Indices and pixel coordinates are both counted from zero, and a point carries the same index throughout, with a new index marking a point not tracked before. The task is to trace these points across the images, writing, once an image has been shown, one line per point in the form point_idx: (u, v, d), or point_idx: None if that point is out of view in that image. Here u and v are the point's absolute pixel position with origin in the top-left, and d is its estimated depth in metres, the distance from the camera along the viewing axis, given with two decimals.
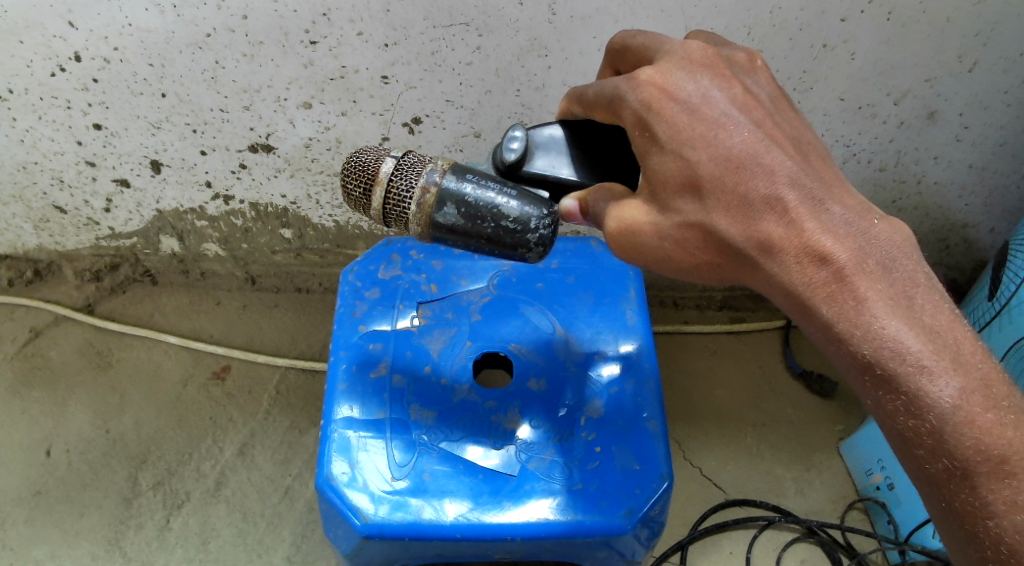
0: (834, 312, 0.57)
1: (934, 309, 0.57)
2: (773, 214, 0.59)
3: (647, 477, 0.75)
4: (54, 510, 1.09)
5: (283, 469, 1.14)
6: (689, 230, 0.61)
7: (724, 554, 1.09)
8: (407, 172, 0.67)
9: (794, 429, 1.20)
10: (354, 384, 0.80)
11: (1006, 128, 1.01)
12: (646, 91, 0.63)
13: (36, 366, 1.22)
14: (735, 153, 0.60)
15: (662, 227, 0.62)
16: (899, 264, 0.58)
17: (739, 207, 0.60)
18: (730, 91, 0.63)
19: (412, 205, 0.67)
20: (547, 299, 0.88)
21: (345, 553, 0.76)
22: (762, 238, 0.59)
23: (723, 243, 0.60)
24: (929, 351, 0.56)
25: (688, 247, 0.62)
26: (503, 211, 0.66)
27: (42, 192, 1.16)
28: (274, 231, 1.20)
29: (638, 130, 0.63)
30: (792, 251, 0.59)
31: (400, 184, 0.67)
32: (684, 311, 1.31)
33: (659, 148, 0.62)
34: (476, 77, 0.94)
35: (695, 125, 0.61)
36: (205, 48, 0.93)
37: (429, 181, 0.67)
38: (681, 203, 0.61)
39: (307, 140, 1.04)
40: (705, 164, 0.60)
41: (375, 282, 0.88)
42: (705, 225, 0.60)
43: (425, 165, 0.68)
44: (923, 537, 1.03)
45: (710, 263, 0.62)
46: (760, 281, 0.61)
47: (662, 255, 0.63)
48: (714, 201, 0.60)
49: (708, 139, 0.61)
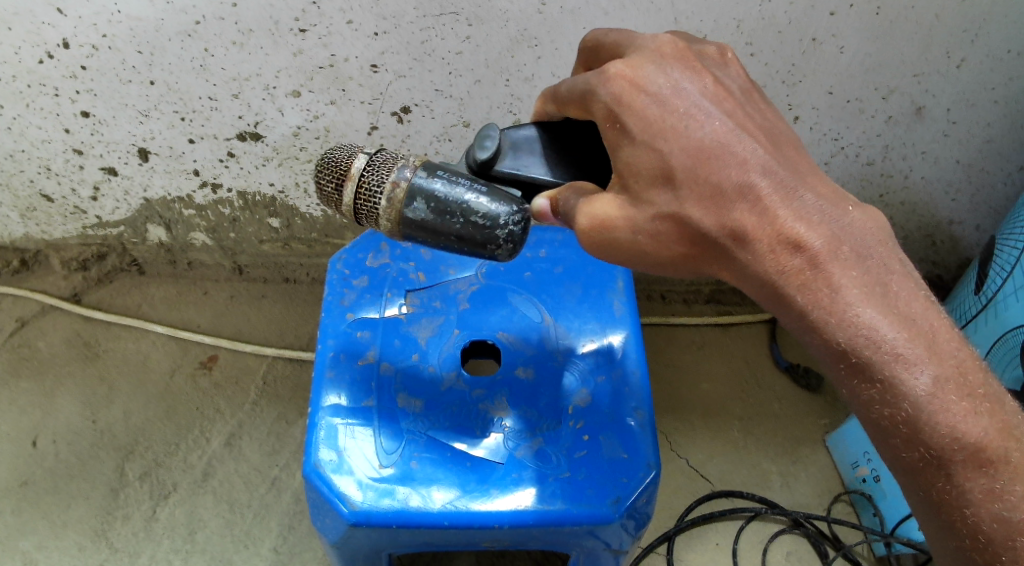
0: (807, 301, 0.57)
1: (909, 296, 0.58)
2: (746, 202, 0.59)
3: (634, 466, 0.75)
4: (40, 501, 1.09)
5: (270, 460, 1.13)
6: (664, 222, 0.61)
7: (711, 547, 1.09)
8: (379, 168, 0.68)
9: (779, 423, 1.21)
10: (342, 371, 0.80)
11: (992, 125, 1.02)
12: (616, 84, 0.62)
13: (22, 357, 1.21)
14: (705, 144, 0.60)
15: (638, 219, 0.62)
16: (873, 252, 0.59)
17: (711, 199, 0.60)
18: (701, 83, 0.63)
19: (382, 201, 0.67)
20: (535, 288, 0.88)
21: (332, 542, 0.76)
22: (735, 227, 0.59)
23: (697, 233, 0.60)
24: (904, 340, 0.56)
25: (663, 239, 0.61)
26: (471, 208, 0.66)
27: (29, 180, 1.15)
28: (262, 221, 1.20)
29: (610, 120, 0.63)
30: (764, 241, 0.59)
31: (371, 180, 0.67)
32: (671, 304, 1.32)
33: (630, 140, 0.62)
34: (467, 67, 0.94)
35: (666, 116, 0.61)
36: (194, 37, 0.92)
37: (399, 177, 0.67)
38: (653, 195, 0.61)
39: (296, 129, 1.04)
40: (676, 156, 0.60)
41: (363, 270, 0.88)
42: (678, 217, 0.60)
43: (397, 162, 0.68)
44: (907, 529, 1.03)
45: (685, 255, 0.62)
46: (735, 272, 0.61)
47: (638, 248, 0.62)
48: (689, 192, 0.60)
49: (679, 130, 0.61)
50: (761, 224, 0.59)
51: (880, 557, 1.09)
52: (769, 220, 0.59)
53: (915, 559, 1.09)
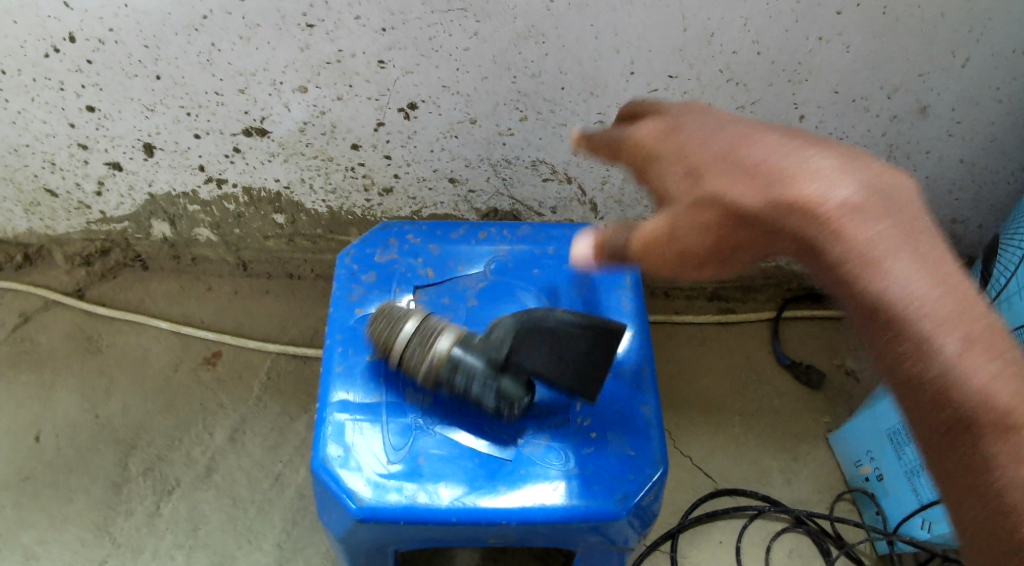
0: (841, 253, 0.51)
1: (938, 254, 0.51)
2: (761, 168, 0.53)
3: (642, 463, 0.76)
4: (42, 496, 1.09)
5: (273, 455, 1.13)
6: (692, 203, 0.54)
7: (714, 544, 1.10)
8: (389, 324, 0.79)
9: (782, 421, 1.21)
10: (350, 367, 0.80)
11: (997, 124, 1.02)
12: (631, 129, 0.63)
13: (23, 352, 1.21)
14: (710, 139, 0.57)
15: (670, 214, 0.56)
16: (899, 207, 0.52)
17: (736, 163, 0.54)
18: (708, 110, 0.63)
19: (410, 369, 0.78)
20: (544, 284, 0.88)
21: (338, 537, 0.77)
22: (756, 190, 0.53)
23: (726, 200, 0.53)
24: (936, 297, 0.50)
25: (686, 217, 0.55)
26: (487, 376, 0.76)
27: (33, 175, 1.15)
28: (267, 216, 1.19)
29: (642, 146, 0.62)
30: (795, 202, 0.52)
31: (397, 360, 0.78)
32: (674, 302, 1.31)
33: (657, 154, 0.60)
34: (473, 63, 0.94)
35: (672, 135, 0.60)
36: (201, 31, 0.92)
37: (413, 354, 0.77)
38: (682, 184, 0.56)
39: (301, 124, 1.04)
40: (704, 148, 0.57)
41: (372, 265, 0.88)
42: (706, 192, 0.54)
43: (402, 316, 0.80)
44: (910, 528, 1.03)
45: (724, 241, 0.54)
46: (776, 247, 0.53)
47: (677, 241, 0.55)
48: (713, 162, 0.55)
49: (687, 137, 0.59)
50: (781, 183, 0.52)
51: (881, 556, 1.10)
52: (789, 178, 0.52)
53: (916, 557, 1.10)
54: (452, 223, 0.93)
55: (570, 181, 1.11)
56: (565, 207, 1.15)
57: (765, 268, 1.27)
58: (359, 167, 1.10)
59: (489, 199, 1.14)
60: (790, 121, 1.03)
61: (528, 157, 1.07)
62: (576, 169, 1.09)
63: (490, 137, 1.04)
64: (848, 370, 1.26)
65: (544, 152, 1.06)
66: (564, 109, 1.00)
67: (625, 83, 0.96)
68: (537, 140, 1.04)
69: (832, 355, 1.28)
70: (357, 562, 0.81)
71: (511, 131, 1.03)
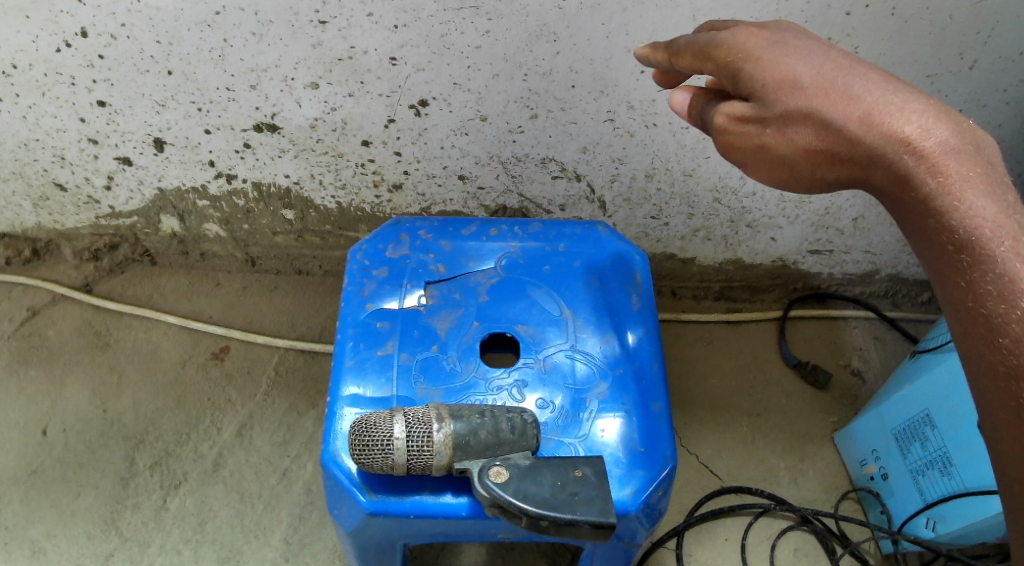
0: (933, 186, 0.57)
1: (1010, 191, 0.57)
2: (863, 103, 0.59)
3: (652, 459, 0.76)
4: (50, 490, 1.09)
5: (281, 450, 1.14)
6: (790, 122, 0.60)
7: (720, 542, 1.10)
8: (367, 433, 0.71)
9: (787, 420, 1.21)
10: (361, 360, 0.80)
11: (1004, 126, 1.03)
12: (720, 40, 0.65)
13: (31, 346, 1.22)
14: (815, 64, 0.61)
15: (762, 125, 0.62)
16: (982, 149, 0.58)
17: (838, 93, 0.60)
18: (800, 35, 0.65)
19: (407, 459, 0.70)
20: (554, 281, 0.88)
21: (348, 531, 0.77)
22: (859, 116, 0.59)
23: (826, 124, 0.59)
24: (1005, 224, 0.55)
25: (789, 132, 0.61)
26: (490, 476, 0.69)
27: (43, 169, 1.15)
28: (276, 213, 1.20)
29: (736, 54, 0.63)
30: (895, 137, 0.58)
31: (387, 456, 0.70)
32: (681, 300, 1.32)
33: (755, 61, 0.62)
34: (485, 61, 0.95)
35: (774, 47, 0.63)
36: (213, 27, 0.93)
37: (396, 440, 0.70)
38: (777, 94, 0.61)
39: (312, 121, 1.04)
40: (805, 68, 0.61)
41: (383, 261, 0.88)
42: (807, 111, 0.60)
43: (370, 424, 0.71)
44: (915, 526, 1.04)
45: (822, 162, 0.61)
46: (874, 174, 0.60)
47: (773, 155, 0.62)
48: (813, 86, 0.60)
49: (790, 54, 0.62)
50: (877, 118, 0.59)
51: (886, 555, 1.10)
52: (883, 115, 0.59)
53: (921, 557, 1.10)
54: (463, 220, 0.93)
55: (579, 179, 1.11)
56: (574, 205, 1.16)
57: (772, 267, 1.27)
58: (369, 164, 1.10)
59: (498, 196, 1.15)
60: None
61: (538, 155, 1.08)
62: (585, 167, 1.09)
63: (500, 134, 1.05)
64: (854, 370, 1.27)
65: (554, 150, 1.07)
66: (574, 108, 1.00)
67: (635, 82, 0.96)
68: (547, 138, 1.05)
69: (837, 355, 1.29)
70: (365, 555, 0.81)
71: (520, 129, 1.04)
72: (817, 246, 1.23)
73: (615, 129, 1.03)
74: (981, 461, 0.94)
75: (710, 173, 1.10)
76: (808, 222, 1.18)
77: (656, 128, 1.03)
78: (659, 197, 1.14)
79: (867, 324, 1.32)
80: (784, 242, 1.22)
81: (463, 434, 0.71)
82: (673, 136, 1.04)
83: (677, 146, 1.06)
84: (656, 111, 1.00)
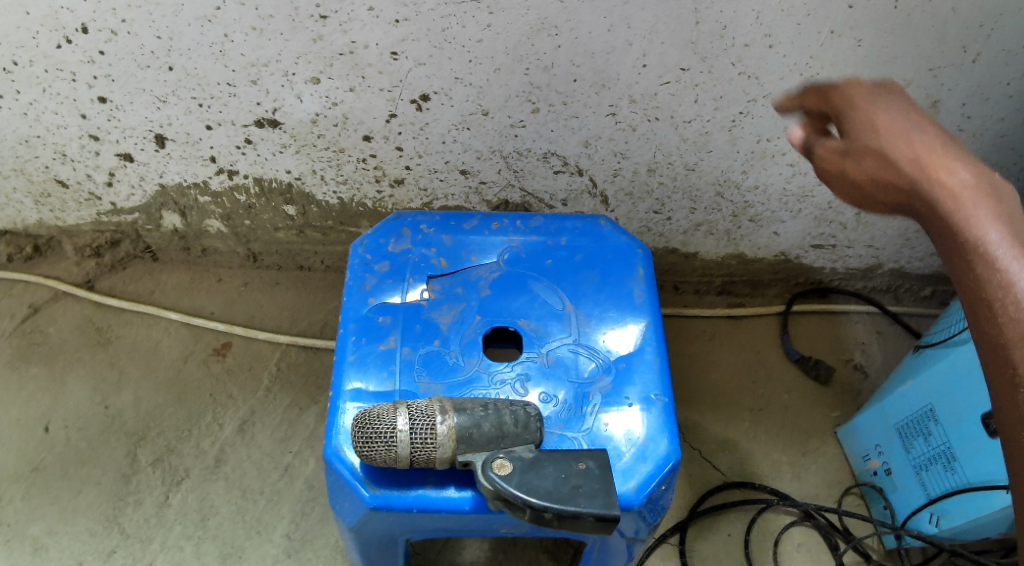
0: (953, 214, 0.57)
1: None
2: (914, 144, 0.62)
3: (655, 453, 0.76)
4: (52, 486, 1.09)
5: (283, 446, 1.14)
6: (861, 154, 0.64)
7: (722, 537, 1.10)
8: (370, 425, 0.71)
9: (790, 415, 1.21)
10: (363, 355, 0.80)
11: (1006, 120, 1.02)
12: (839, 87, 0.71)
13: (33, 343, 1.22)
14: (893, 113, 0.65)
15: (839, 149, 0.66)
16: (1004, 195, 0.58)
17: (901, 135, 0.63)
18: (901, 92, 0.69)
19: (410, 451, 0.70)
20: (556, 276, 0.88)
21: (349, 526, 0.77)
22: (910, 155, 0.61)
23: (885, 158, 0.62)
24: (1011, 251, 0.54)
25: (855, 164, 0.64)
26: (492, 468, 0.69)
27: (44, 166, 1.15)
28: (278, 208, 1.20)
29: (846, 96, 0.69)
30: (937, 173, 0.59)
31: (390, 448, 0.70)
32: (683, 295, 1.32)
33: (855, 103, 0.67)
34: (487, 55, 0.95)
35: (873, 96, 0.68)
36: (214, 22, 0.92)
37: (399, 432, 0.70)
38: (858, 129, 0.65)
39: (314, 116, 1.04)
40: (887, 116, 0.65)
41: (384, 255, 0.88)
42: (874, 147, 0.63)
43: (374, 417, 0.72)
44: (919, 521, 1.04)
45: (875, 193, 0.63)
46: (909, 206, 0.60)
47: (838, 179, 0.65)
48: (888, 126, 0.64)
49: (881, 102, 0.66)
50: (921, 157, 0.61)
51: (889, 551, 1.10)
52: (928, 154, 0.61)
53: (924, 553, 1.10)
54: (464, 214, 0.93)
55: (581, 174, 1.11)
56: (575, 199, 1.15)
57: (774, 261, 1.27)
58: (371, 159, 1.10)
59: (499, 191, 1.14)
60: None
61: (539, 149, 1.07)
62: (587, 161, 1.09)
63: (502, 129, 1.04)
64: (857, 365, 1.27)
65: (555, 144, 1.06)
66: (576, 102, 1.00)
67: (637, 76, 0.96)
68: (549, 132, 1.05)
69: (840, 350, 1.28)
70: (368, 551, 0.81)
71: (522, 123, 1.03)
72: (820, 240, 1.22)
73: (617, 123, 1.03)
74: (985, 455, 0.94)
75: (712, 168, 1.10)
76: (811, 216, 1.18)
77: (657, 122, 1.03)
78: (661, 191, 1.14)
79: (870, 319, 1.31)
80: (787, 236, 1.22)
81: (468, 425, 0.71)
82: (675, 129, 1.04)
83: (679, 140, 1.05)
84: (658, 104, 1.00)
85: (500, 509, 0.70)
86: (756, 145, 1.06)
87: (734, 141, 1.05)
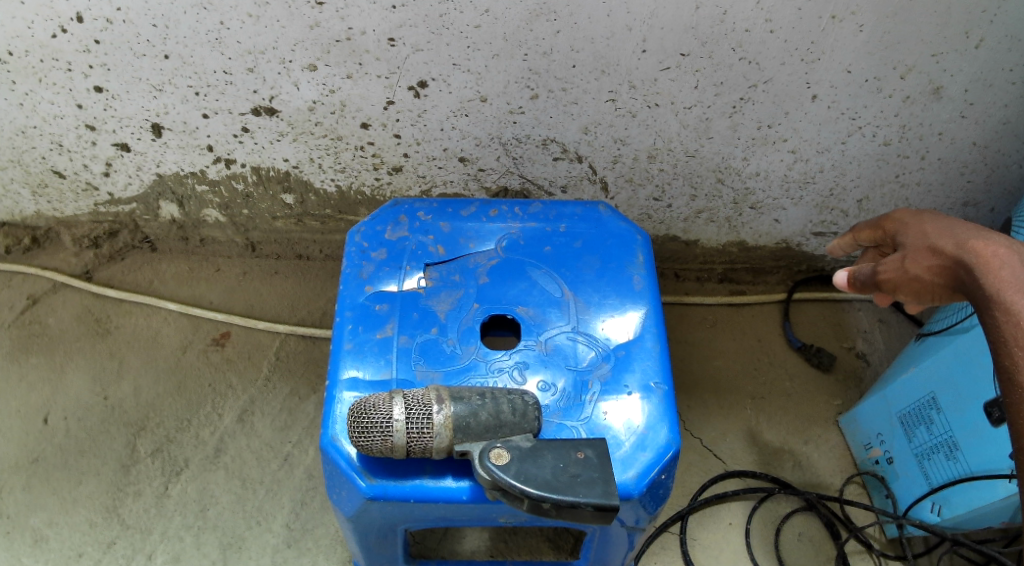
0: (991, 283, 0.65)
1: None
2: (970, 234, 0.68)
3: (656, 441, 0.75)
4: (51, 476, 1.09)
5: (282, 436, 1.13)
6: (909, 254, 0.71)
7: (724, 525, 1.09)
8: (363, 415, 0.70)
9: (793, 403, 1.21)
10: (360, 344, 0.80)
11: (1010, 107, 1.01)
12: (879, 223, 0.78)
13: (33, 333, 1.21)
14: (941, 220, 0.72)
15: (894, 257, 0.73)
16: None
17: (944, 229, 0.71)
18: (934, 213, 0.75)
19: (397, 440, 0.69)
20: (555, 263, 0.87)
21: (347, 516, 0.76)
22: (959, 241, 0.68)
23: (936, 250, 0.70)
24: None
25: (917, 261, 0.70)
26: (490, 458, 0.69)
27: (41, 156, 1.14)
28: (275, 197, 1.19)
29: (884, 227, 0.77)
30: (981, 251, 0.67)
31: (378, 436, 0.69)
32: (684, 283, 1.31)
33: (895, 223, 0.76)
34: (484, 41, 0.94)
35: (916, 216, 0.74)
36: (210, 10, 0.92)
37: (385, 421, 0.70)
38: (909, 236, 0.73)
39: (311, 103, 1.03)
40: (929, 222, 0.73)
41: (381, 243, 0.87)
42: (921, 244, 0.71)
43: (368, 407, 0.71)
44: (920, 511, 1.04)
45: (943, 283, 0.69)
46: (968, 290, 0.67)
47: (902, 283, 0.71)
48: (933, 227, 0.72)
49: (919, 216, 0.74)
50: (969, 242, 0.68)
51: (891, 539, 1.09)
52: (975, 240, 0.68)
53: (926, 542, 1.10)
54: (462, 201, 0.92)
55: (580, 160, 1.10)
56: (575, 186, 1.14)
57: (775, 249, 1.26)
58: (369, 146, 1.09)
59: (499, 177, 1.13)
60: (802, 101, 1.00)
61: (539, 136, 1.06)
62: (587, 148, 1.08)
63: (500, 115, 1.04)
64: (858, 353, 1.26)
65: (554, 131, 1.06)
66: (575, 88, 0.99)
67: (637, 61, 0.96)
68: (548, 119, 1.04)
69: (842, 337, 1.28)
70: (367, 540, 0.81)
71: (521, 110, 1.03)
72: (822, 227, 1.22)
73: (616, 109, 1.02)
74: (985, 443, 0.93)
75: (713, 154, 1.09)
76: (812, 203, 1.17)
77: (658, 108, 1.02)
78: (661, 177, 1.13)
79: (871, 307, 1.31)
80: (788, 223, 1.21)
81: (465, 414, 0.71)
82: (675, 116, 1.03)
83: (679, 127, 1.05)
84: (658, 90, 0.99)
85: (497, 498, 0.69)
86: (756, 131, 1.05)
87: (734, 127, 1.05)
